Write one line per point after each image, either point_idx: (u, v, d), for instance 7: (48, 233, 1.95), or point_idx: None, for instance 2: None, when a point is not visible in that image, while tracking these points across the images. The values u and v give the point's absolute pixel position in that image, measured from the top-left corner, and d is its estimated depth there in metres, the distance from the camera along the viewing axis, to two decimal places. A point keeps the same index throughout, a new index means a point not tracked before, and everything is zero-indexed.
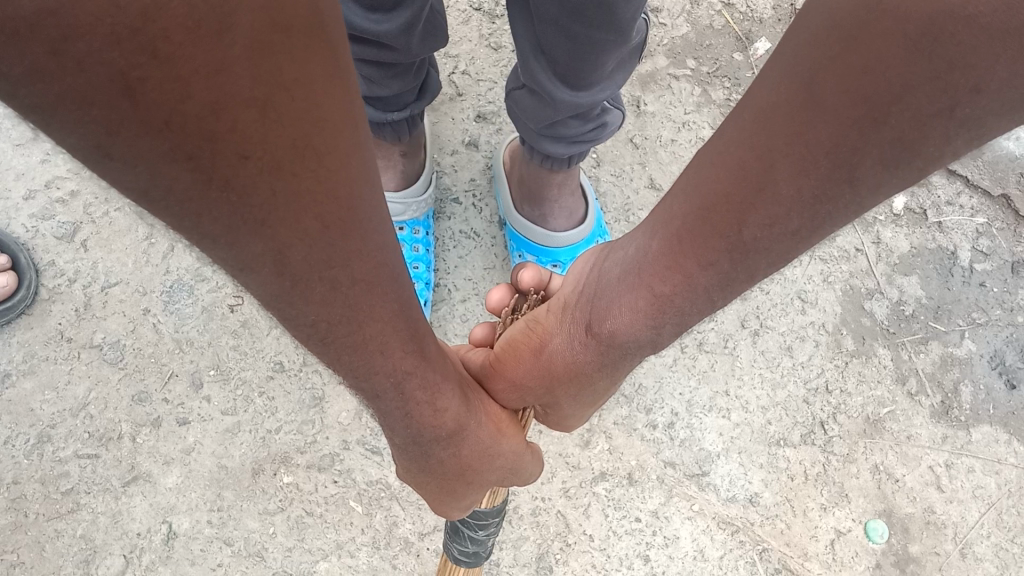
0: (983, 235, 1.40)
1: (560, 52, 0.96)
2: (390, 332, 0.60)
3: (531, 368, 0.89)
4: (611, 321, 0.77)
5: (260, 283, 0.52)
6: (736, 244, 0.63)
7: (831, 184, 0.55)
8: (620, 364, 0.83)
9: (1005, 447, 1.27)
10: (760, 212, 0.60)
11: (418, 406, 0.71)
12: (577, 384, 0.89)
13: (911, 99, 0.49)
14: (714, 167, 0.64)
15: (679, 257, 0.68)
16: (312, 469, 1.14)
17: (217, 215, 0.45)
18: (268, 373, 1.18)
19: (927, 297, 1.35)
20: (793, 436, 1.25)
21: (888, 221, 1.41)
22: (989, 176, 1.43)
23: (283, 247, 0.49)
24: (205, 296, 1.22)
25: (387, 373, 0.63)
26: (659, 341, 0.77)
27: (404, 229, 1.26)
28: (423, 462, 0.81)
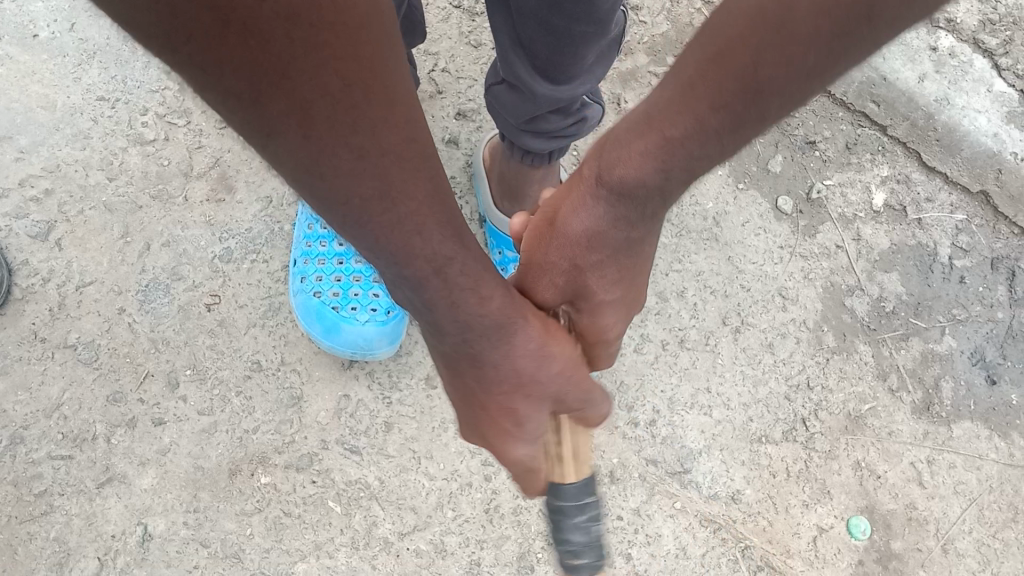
0: (963, 231, 1.40)
1: (539, 47, 0.96)
2: (423, 213, 0.61)
3: (555, 258, 0.85)
4: (624, 169, 0.73)
5: (348, 217, 0.60)
6: (733, 76, 0.63)
7: (848, 23, 0.55)
8: (644, 221, 0.79)
9: (986, 442, 1.28)
10: (767, 60, 0.60)
11: (462, 295, 0.68)
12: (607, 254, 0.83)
13: None
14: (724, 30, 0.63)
15: (689, 112, 0.66)
16: (290, 470, 1.13)
17: (240, 67, 0.48)
18: (245, 373, 1.17)
19: (907, 294, 1.36)
20: (774, 433, 1.25)
21: (867, 218, 1.39)
22: (968, 173, 1.42)
23: (380, 176, 0.58)
24: (181, 294, 1.19)
25: (425, 258, 0.64)
26: (669, 188, 0.73)
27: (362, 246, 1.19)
28: (468, 380, 0.76)
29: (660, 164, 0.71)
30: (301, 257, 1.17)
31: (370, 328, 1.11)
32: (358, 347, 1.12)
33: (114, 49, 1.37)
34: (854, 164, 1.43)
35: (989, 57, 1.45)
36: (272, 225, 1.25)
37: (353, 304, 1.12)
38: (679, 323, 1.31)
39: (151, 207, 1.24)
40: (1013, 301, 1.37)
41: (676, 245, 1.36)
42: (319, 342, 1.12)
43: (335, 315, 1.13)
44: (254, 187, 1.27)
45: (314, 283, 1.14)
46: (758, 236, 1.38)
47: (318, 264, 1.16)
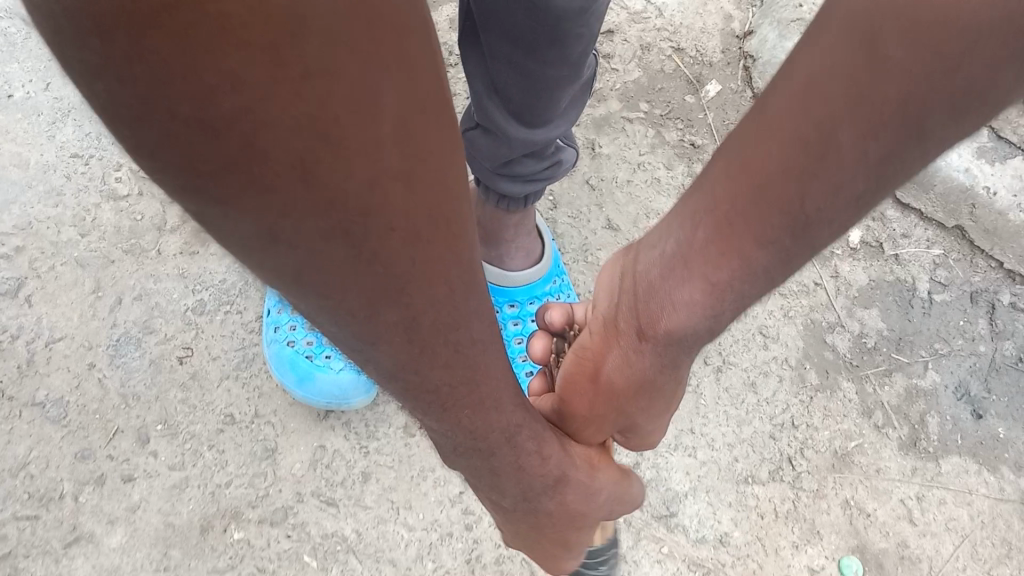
0: (940, 266, 1.40)
1: (514, 90, 0.96)
2: (500, 388, 0.65)
3: (597, 399, 0.88)
4: (667, 318, 0.74)
5: (368, 335, 0.52)
6: (773, 168, 0.62)
7: (898, 142, 0.55)
8: (683, 367, 0.81)
9: (975, 477, 1.26)
10: (822, 179, 0.58)
11: (529, 458, 0.75)
12: (647, 399, 0.86)
13: (978, 48, 0.49)
14: (778, 114, 0.62)
15: (736, 233, 0.65)
16: (264, 524, 1.10)
17: (363, 289, 0.48)
18: (217, 427, 1.14)
19: (888, 329, 1.35)
20: (760, 473, 1.23)
21: (844, 255, 1.41)
22: (942, 209, 1.43)
23: (409, 309, 0.51)
24: (153, 348, 1.17)
25: (500, 429, 0.68)
26: (719, 328, 0.74)
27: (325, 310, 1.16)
28: (528, 522, 0.86)
29: (708, 308, 0.71)
30: (276, 307, 1.15)
31: (345, 376, 1.09)
32: (333, 396, 1.09)
33: (88, 106, 1.37)
34: None
35: None
36: (245, 275, 1.23)
37: (326, 353, 1.10)
38: None
39: (122, 260, 1.23)
40: (994, 334, 1.36)
41: None
42: (293, 392, 1.10)
43: (309, 364, 1.10)
44: None
45: (287, 333, 1.12)
46: None
47: (293, 313, 1.14)
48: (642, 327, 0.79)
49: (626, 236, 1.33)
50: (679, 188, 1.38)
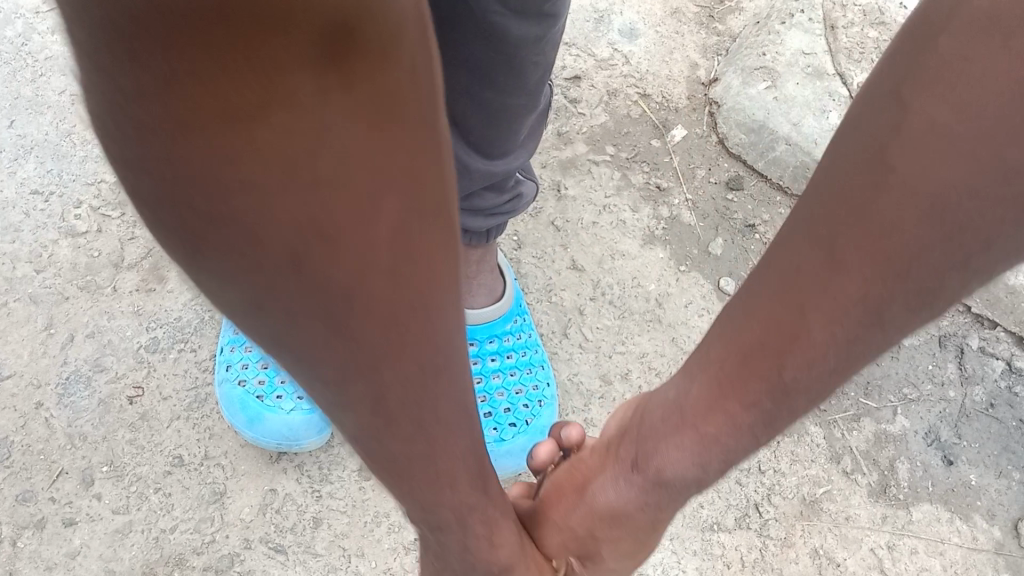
0: None
1: (473, 115, 0.92)
2: (461, 468, 0.61)
3: (577, 511, 0.85)
4: (659, 459, 0.74)
5: (316, 372, 0.50)
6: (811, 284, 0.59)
7: (864, 326, 0.58)
8: (665, 508, 0.79)
9: (947, 526, 1.23)
10: (802, 345, 0.60)
11: (479, 541, 0.72)
12: (622, 538, 0.84)
13: (951, 216, 0.52)
14: (842, 194, 0.58)
15: (754, 321, 0.64)
16: (209, 572, 1.06)
17: (319, 349, 0.47)
18: (166, 469, 1.10)
19: (856, 373, 1.34)
20: (727, 520, 1.20)
21: None
22: None
23: (374, 366, 0.49)
24: (103, 387, 1.14)
25: (453, 506, 0.65)
26: (708, 480, 0.73)
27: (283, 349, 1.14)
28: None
29: (697, 458, 0.71)
30: (228, 345, 1.13)
31: (296, 417, 1.07)
32: (283, 436, 1.07)
33: (52, 144, 1.36)
34: None
35: None
36: (202, 313, 1.21)
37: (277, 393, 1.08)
38: None
39: (77, 297, 1.20)
40: (963, 379, 1.35)
41: (620, 327, 1.29)
42: (243, 433, 1.07)
43: (260, 405, 1.08)
44: (186, 276, 1.23)
45: (238, 371, 1.10)
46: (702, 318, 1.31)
47: (245, 351, 1.11)
48: (638, 460, 0.78)
49: (591, 277, 1.33)
50: (645, 229, 1.38)
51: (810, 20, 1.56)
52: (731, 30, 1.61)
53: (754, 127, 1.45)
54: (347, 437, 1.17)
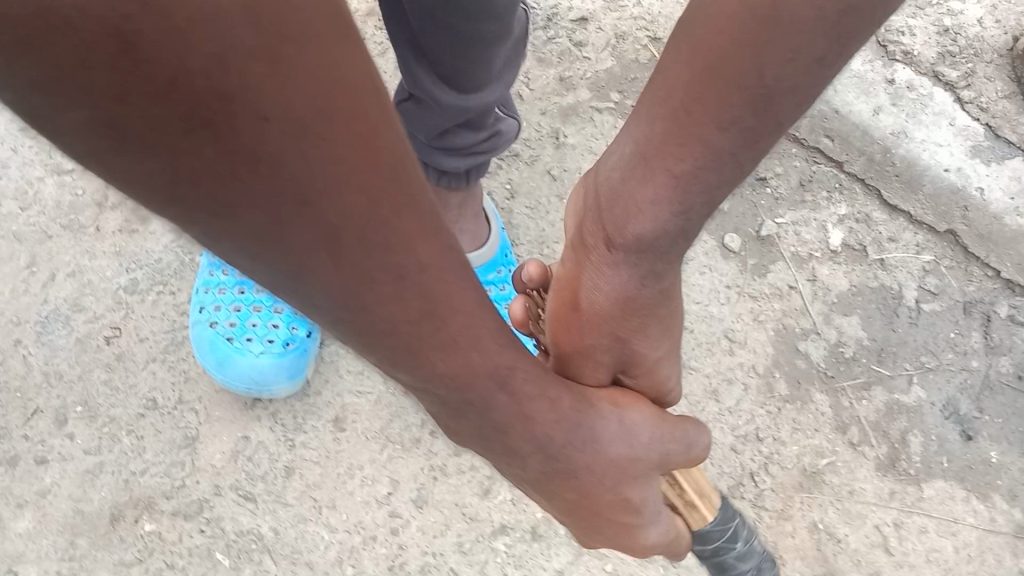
0: (930, 273, 1.29)
1: (439, 46, 0.86)
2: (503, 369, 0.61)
3: (587, 334, 0.75)
4: (635, 224, 0.65)
5: (326, 301, 0.50)
6: (716, 146, 0.59)
7: (753, 135, 0.59)
8: (669, 270, 0.70)
9: (963, 505, 1.14)
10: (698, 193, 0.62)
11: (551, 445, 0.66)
12: (638, 326, 0.74)
13: (785, 68, 0.54)
14: (675, 78, 0.60)
15: (652, 198, 0.64)
16: (177, 517, 1.04)
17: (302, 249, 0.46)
18: (138, 412, 1.10)
19: (868, 339, 1.25)
20: (718, 488, 1.14)
21: (823, 258, 1.30)
22: (932, 211, 1.31)
23: (355, 257, 0.48)
24: (81, 326, 1.14)
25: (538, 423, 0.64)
26: (693, 229, 0.65)
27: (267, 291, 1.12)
28: (588, 518, 0.74)
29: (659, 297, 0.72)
30: (204, 287, 1.11)
31: (263, 360, 1.04)
32: (253, 381, 1.05)
33: None
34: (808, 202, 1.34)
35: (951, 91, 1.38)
36: (181, 256, 1.19)
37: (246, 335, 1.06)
38: None
39: (61, 236, 1.20)
40: (988, 350, 1.24)
41: None
42: (214, 376, 1.06)
43: (230, 346, 1.06)
44: None
45: (212, 314, 1.09)
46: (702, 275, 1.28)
47: (219, 293, 1.10)
48: (608, 238, 0.69)
49: None
50: None
51: None
52: None
53: None
54: (323, 387, 1.14)
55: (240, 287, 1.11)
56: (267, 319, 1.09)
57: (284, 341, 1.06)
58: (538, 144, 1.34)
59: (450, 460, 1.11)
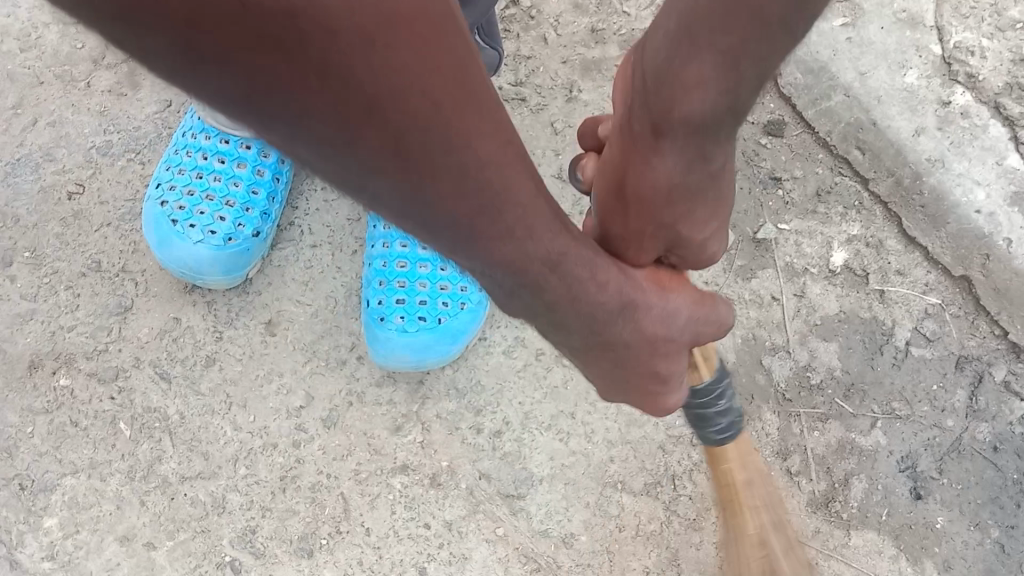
0: (930, 317, 1.17)
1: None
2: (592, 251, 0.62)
3: (629, 212, 0.68)
4: (680, 102, 0.59)
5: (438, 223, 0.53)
6: (727, 48, 0.55)
7: (764, 30, 0.54)
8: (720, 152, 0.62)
9: (887, 563, 1.07)
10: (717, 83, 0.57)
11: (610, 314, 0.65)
12: (695, 202, 0.66)
13: None
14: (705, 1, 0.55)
15: (687, 89, 0.58)
16: (92, 379, 1.07)
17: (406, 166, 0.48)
18: (80, 270, 1.12)
19: (841, 370, 1.16)
20: (633, 482, 1.08)
21: (819, 275, 1.19)
22: (950, 252, 1.18)
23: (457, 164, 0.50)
24: (48, 176, 1.17)
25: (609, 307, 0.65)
26: (739, 105, 0.58)
27: (218, 178, 1.10)
28: (608, 361, 0.72)
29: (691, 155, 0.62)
30: (166, 165, 1.12)
31: (202, 249, 1.05)
32: (188, 267, 1.06)
33: None
34: (819, 214, 1.22)
35: (1009, 126, 1.20)
36: (160, 129, 1.20)
37: (189, 221, 1.06)
38: None
39: (51, 85, 1.22)
40: (970, 412, 1.14)
41: None
42: (155, 253, 1.07)
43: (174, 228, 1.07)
44: (158, 89, 1.22)
45: (164, 193, 1.09)
46: None
47: (176, 173, 1.10)
48: (654, 124, 0.61)
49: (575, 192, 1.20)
50: None
51: None
52: None
53: (813, 68, 1.25)
54: (264, 288, 1.14)
55: (196, 170, 1.10)
56: (215, 209, 1.08)
57: (226, 235, 1.07)
58: (550, 94, 1.26)
59: (370, 389, 1.09)
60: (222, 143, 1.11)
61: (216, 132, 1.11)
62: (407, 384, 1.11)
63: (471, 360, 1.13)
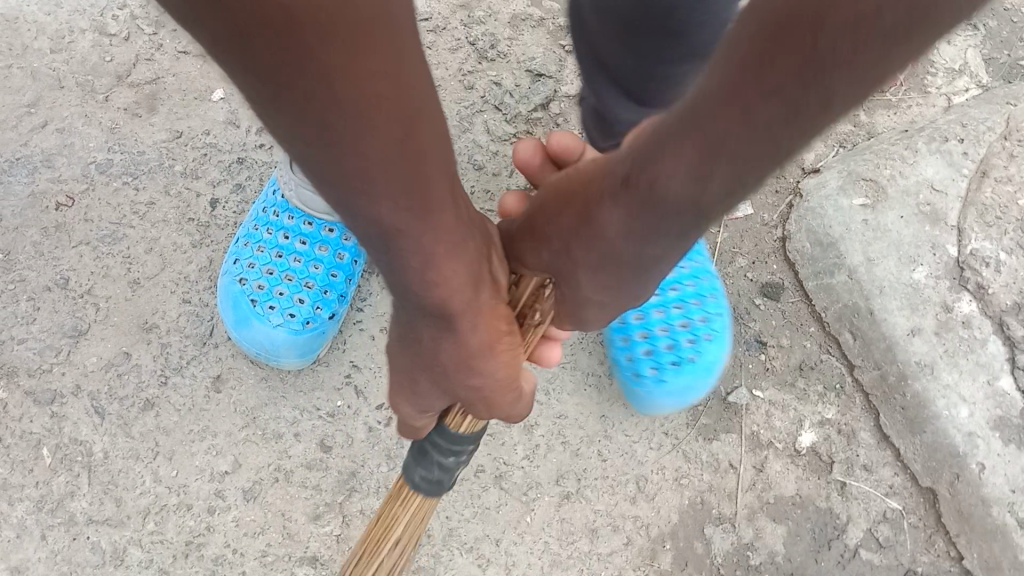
0: (887, 521, 1.12)
1: None
2: (439, 228, 0.62)
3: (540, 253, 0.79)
4: (603, 220, 0.67)
5: (332, 188, 0.57)
6: (690, 144, 0.55)
7: (762, 102, 0.49)
8: (628, 276, 0.71)
9: None
10: (687, 157, 0.55)
11: (458, 304, 0.70)
12: (612, 287, 0.74)
13: (839, 43, 0.44)
14: (717, 100, 0.52)
15: (648, 173, 0.59)
16: (29, 398, 1.06)
17: (325, 138, 0.52)
18: (48, 284, 1.12)
19: (784, 557, 1.10)
20: None
21: (783, 451, 1.15)
22: (921, 460, 1.13)
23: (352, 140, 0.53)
24: (42, 182, 1.17)
25: (435, 269, 0.65)
26: (702, 205, 0.58)
27: (297, 259, 1.11)
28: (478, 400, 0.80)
29: (632, 228, 0.64)
30: (244, 239, 1.12)
31: (279, 333, 1.06)
32: (264, 349, 1.07)
33: None
34: (797, 388, 1.18)
35: (1009, 347, 1.16)
36: (164, 158, 1.19)
37: (270, 303, 1.07)
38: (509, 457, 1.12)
39: (70, 91, 1.23)
40: None
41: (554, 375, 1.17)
42: (230, 330, 1.08)
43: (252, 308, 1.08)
44: (172, 118, 1.22)
45: (242, 269, 1.10)
46: (646, 411, 1.17)
47: (256, 250, 1.11)
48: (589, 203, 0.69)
49: None
50: None
51: (964, 152, 1.27)
52: (874, 127, 1.32)
53: (824, 241, 1.23)
54: (223, 340, 1.11)
55: (277, 249, 1.11)
56: (294, 290, 1.09)
57: (305, 319, 1.07)
58: None
59: (299, 469, 1.06)
60: (305, 225, 1.12)
61: (301, 213, 1.11)
62: (337, 472, 1.07)
63: None
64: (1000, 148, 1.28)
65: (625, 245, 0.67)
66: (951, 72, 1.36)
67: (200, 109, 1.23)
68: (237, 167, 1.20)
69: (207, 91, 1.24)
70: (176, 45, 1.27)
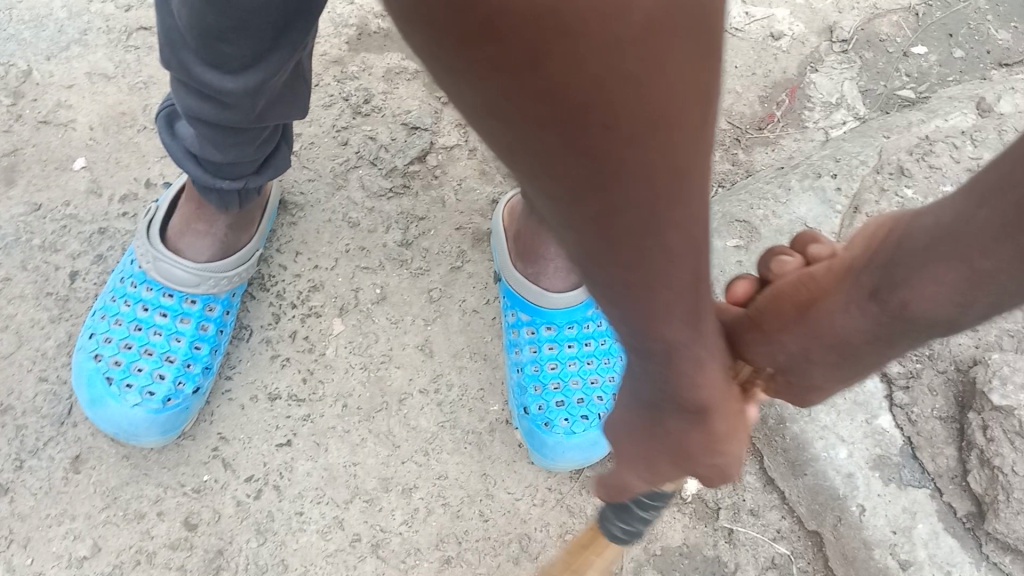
0: (776, 567, 1.11)
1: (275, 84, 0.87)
2: (675, 269, 0.52)
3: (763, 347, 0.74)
4: (831, 325, 0.69)
5: (578, 230, 0.50)
6: (954, 274, 0.60)
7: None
8: (853, 376, 0.72)
9: None
10: (931, 275, 0.61)
11: (675, 362, 0.60)
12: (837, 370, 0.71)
13: None
14: (974, 231, 0.60)
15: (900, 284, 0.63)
16: None
17: (566, 162, 0.45)
18: None
19: None
20: None
21: (668, 501, 1.14)
22: (805, 503, 1.12)
23: (603, 173, 0.45)
24: None
25: (658, 316, 0.55)
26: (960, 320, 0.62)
27: (159, 333, 1.09)
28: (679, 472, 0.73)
29: (874, 333, 0.67)
30: (101, 312, 1.10)
31: (137, 413, 1.04)
32: (121, 428, 1.04)
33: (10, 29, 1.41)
34: None
35: (885, 383, 1.16)
36: (20, 233, 1.21)
37: (127, 381, 1.05)
38: (386, 523, 1.08)
39: None
40: None
41: (433, 435, 1.15)
42: (85, 409, 1.06)
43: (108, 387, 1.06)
44: (31, 190, 1.25)
45: (98, 344, 1.08)
46: (530, 466, 1.14)
47: (113, 323, 1.09)
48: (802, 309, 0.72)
49: (435, 366, 1.20)
50: None
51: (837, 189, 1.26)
52: (752, 165, 1.36)
53: None
54: (82, 419, 1.10)
55: (136, 323, 1.08)
56: (154, 366, 1.07)
57: (165, 396, 1.05)
58: (433, 262, 1.27)
59: (163, 550, 1.03)
60: (165, 296, 1.09)
61: (160, 285, 1.09)
62: (204, 551, 1.04)
63: (283, 536, 1.06)
64: (873, 182, 1.25)
65: (867, 350, 0.68)
66: (828, 106, 1.41)
67: (60, 180, 1.26)
68: (97, 237, 1.22)
69: (68, 161, 1.28)
70: (35, 115, 1.31)
